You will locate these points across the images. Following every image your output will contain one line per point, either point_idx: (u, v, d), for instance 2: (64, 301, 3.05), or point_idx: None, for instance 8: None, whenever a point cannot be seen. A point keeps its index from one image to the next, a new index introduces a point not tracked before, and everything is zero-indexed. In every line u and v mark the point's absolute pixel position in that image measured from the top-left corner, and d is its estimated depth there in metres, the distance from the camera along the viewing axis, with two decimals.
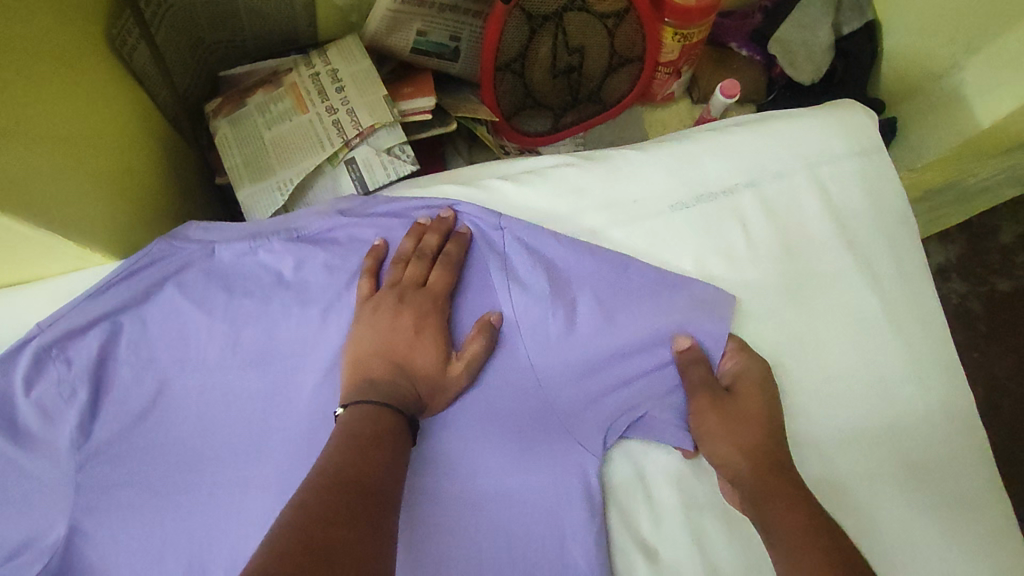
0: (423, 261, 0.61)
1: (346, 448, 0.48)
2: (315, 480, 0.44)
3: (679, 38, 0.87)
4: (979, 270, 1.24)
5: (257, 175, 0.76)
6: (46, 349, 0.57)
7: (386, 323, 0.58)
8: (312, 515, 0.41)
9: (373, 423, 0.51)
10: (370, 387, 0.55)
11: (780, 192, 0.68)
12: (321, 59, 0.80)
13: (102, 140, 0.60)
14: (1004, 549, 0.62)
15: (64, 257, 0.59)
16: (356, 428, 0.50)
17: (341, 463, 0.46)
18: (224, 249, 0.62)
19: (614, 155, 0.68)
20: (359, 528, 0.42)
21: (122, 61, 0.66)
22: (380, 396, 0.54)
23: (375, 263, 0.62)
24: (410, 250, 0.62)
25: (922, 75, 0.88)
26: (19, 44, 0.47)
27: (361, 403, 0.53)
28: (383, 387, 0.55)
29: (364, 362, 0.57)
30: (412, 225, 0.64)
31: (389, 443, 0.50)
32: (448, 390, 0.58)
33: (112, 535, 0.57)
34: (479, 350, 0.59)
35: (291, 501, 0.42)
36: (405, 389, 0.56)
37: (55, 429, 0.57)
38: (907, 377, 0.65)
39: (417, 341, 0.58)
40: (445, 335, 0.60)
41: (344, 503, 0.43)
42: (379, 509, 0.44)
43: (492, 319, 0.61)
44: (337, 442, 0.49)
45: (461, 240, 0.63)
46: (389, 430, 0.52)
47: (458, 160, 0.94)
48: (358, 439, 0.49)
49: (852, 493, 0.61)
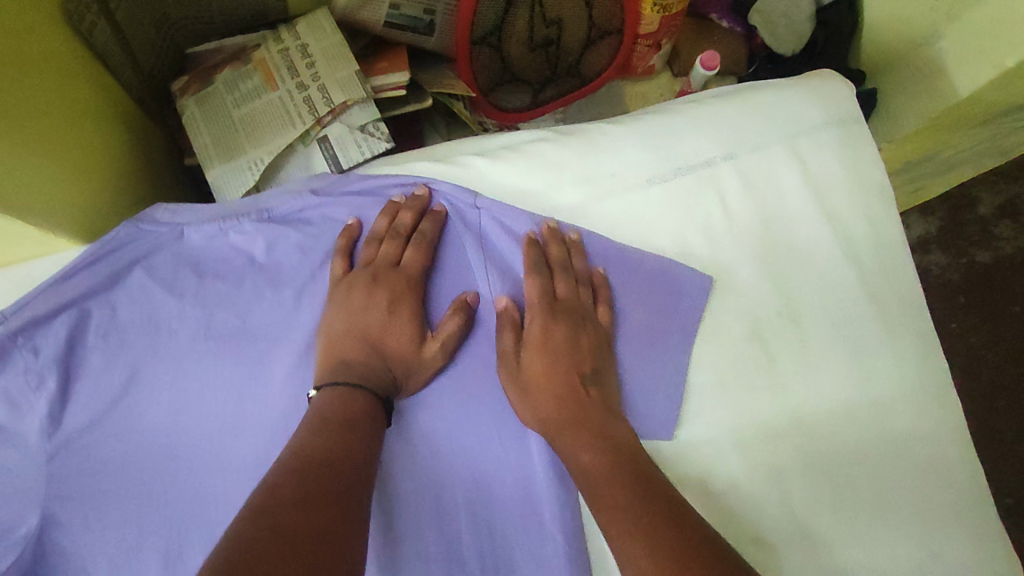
0: (398, 241, 0.61)
1: (320, 429, 0.48)
2: (288, 464, 0.44)
3: (658, 10, 0.85)
4: (959, 242, 1.24)
5: (226, 155, 0.74)
6: (11, 338, 0.56)
7: (360, 304, 0.58)
8: (282, 498, 0.41)
9: (348, 405, 0.51)
10: (345, 368, 0.55)
11: (757, 164, 0.67)
12: (290, 33, 0.77)
13: (59, 119, 0.58)
14: (974, 509, 0.63)
15: (28, 242, 0.58)
16: (329, 413, 0.50)
17: (313, 447, 0.46)
18: (193, 231, 0.61)
19: (591, 128, 0.67)
20: (330, 512, 0.41)
21: (81, 38, 0.63)
22: (354, 378, 0.54)
23: (348, 244, 0.61)
24: (385, 228, 0.61)
25: (904, 44, 0.87)
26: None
27: (335, 386, 0.53)
28: (357, 370, 0.55)
29: (338, 344, 0.57)
30: (387, 204, 0.63)
31: (363, 427, 0.50)
32: (424, 371, 0.58)
33: (86, 523, 0.56)
34: (455, 331, 0.59)
35: (263, 485, 0.42)
36: (381, 371, 0.56)
37: (24, 419, 0.56)
38: (882, 347, 0.66)
39: (391, 322, 0.58)
40: (421, 315, 0.60)
41: (316, 487, 0.42)
42: (352, 495, 0.44)
43: (468, 299, 0.61)
44: (312, 425, 0.49)
45: (436, 219, 0.62)
46: (363, 412, 0.51)
47: (436, 138, 0.93)
48: (331, 425, 0.49)
49: (829, 466, 0.62)
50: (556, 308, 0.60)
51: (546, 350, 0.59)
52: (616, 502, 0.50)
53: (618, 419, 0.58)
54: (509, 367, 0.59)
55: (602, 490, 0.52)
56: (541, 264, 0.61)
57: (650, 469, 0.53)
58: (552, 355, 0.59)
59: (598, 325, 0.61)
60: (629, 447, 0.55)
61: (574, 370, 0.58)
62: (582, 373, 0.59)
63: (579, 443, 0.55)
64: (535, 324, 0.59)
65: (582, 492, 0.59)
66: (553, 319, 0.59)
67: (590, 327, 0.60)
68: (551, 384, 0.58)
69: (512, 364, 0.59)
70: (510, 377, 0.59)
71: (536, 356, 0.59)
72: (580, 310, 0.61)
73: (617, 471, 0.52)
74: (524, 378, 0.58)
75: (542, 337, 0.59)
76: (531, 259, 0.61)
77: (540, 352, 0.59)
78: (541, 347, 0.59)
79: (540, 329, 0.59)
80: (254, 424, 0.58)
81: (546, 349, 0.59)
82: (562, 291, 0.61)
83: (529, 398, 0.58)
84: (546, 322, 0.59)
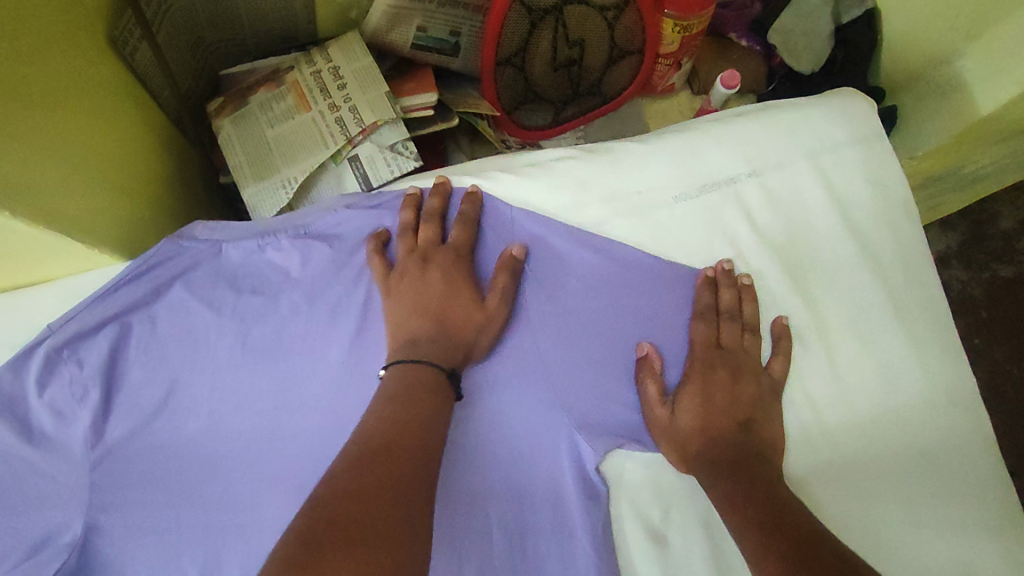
0: (434, 223, 0.62)
1: (387, 407, 0.49)
2: (351, 451, 0.45)
3: (679, 29, 0.87)
4: (980, 257, 1.24)
5: (261, 173, 0.76)
6: (57, 350, 0.58)
7: (417, 285, 0.59)
8: (344, 490, 0.41)
9: (411, 377, 0.53)
10: (414, 345, 0.56)
11: (782, 181, 0.68)
12: (322, 55, 0.80)
13: (102, 138, 0.60)
14: (1007, 527, 0.63)
15: (73, 258, 0.60)
16: (394, 388, 0.51)
17: (379, 428, 0.47)
18: (231, 248, 0.63)
19: (616, 147, 0.68)
20: (390, 496, 0.42)
21: (124, 60, 0.66)
22: (422, 352, 0.55)
23: (382, 245, 0.62)
24: (413, 220, 0.63)
25: (923, 62, 0.88)
26: (10, 39, 0.47)
27: (400, 363, 0.54)
28: (422, 346, 0.56)
29: (404, 324, 0.58)
30: (404, 197, 0.64)
31: (430, 397, 0.52)
32: (490, 329, 0.60)
33: (129, 532, 0.57)
34: (507, 283, 0.61)
35: (328, 474, 0.43)
36: (450, 336, 0.57)
37: (70, 429, 0.58)
38: (911, 362, 0.66)
39: (450, 291, 0.59)
40: (473, 278, 0.61)
41: (379, 470, 0.43)
42: (416, 488, 0.44)
43: (515, 254, 0.62)
44: (376, 407, 0.49)
45: (474, 200, 0.64)
46: (430, 386, 0.53)
47: (459, 154, 0.95)
48: (398, 400, 0.50)
49: (859, 481, 0.62)
50: (715, 355, 0.62)
51: (700, 399, 0.60)
52: (766, 543, 0.52)
53: (773, 467, 0.58)
54: (662, 417, 0.61)
55: (748, 531, 0.53)
56: (712, 310, 0.64)
57: (790, 503, 0.54)
58: (708, 403, 0.60)
59: (761, 375, 0.62)
60: (781, 493, 0.55)
61: (734, 414, 0.60)
62: (742, 418, 0.60)
63: (723, 485, 0.57)
64: (696, 372, 0.62)
65: (613, 503, 0.61)
66: (711, 366, 0.62)
67: (752, 376, 0.62)
68: (709, 431, 0.59)
69: (660, 415, 0.61)
70: (660, 429, 0.61)
71: (688, 403, 0.60)
72: (740, 358, 0.62)
73: (762, 509, 0.54)
74: (672, 433, 0.60)
75: (694, 385, 0.61)
76: (695, 306, 0.64)
77: (694, 398, 0.60)
78: (696, 396, 0.60)
79: (699, 378, 0.61)
80: (290, 437, 0.60)
81: (699, 398, 0.60)
82: (725, 337, 0.63)
83: (676, 441, 0.60)
84: (709, 368, 0.62)
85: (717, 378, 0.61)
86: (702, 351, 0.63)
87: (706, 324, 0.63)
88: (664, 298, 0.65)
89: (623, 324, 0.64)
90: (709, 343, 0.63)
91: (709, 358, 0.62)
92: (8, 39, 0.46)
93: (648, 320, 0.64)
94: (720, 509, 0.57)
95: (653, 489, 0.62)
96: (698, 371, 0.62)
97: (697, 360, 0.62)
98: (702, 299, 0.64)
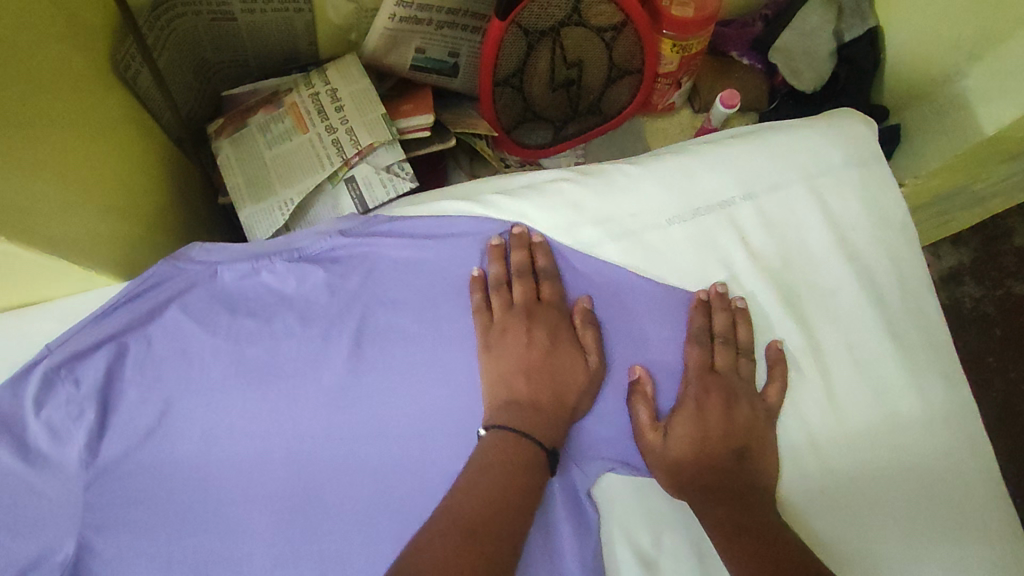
0: (528, 279, 0.63)
1: (481, 483, 0.53)
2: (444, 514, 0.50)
3: (678, 50, 0.87)
4: (994, 273, 1.22)
5: (259, 195, 0.77)
6: (55, 370, 0.59)
7: (518, 344, 0.60)
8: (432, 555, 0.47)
9: (509, 450, 0.55)
10: (518, 408, 0.58)
11: (778, 203, 0.68)
12: (320, 78, 0.81)
13: (103, 162, 0.61)
14: (1009, 557, 0.61)
15: (71, 279, 0.60)
16: (492, 455, 0.55)
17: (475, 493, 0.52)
18: (226, 270, 0.64)
19: (611, 169, 0.68)
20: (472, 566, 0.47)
21: (126, 84, 0.67)
22: (522, 424, 0.57)
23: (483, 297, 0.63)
24: (503, 273, 0.63)
25: (928, 81, 0.87)
26: (10, 69, 0.48)
27: (503, 428, 0.56)
28: (524, 410, 0.58)
29: (506, 381, 0.59)
30: (488, 248, 0.64)
31: (523, 465, 0.55)
32: (589, 386, 0.61)
33: (121, 551, 0.58)
34: (596, 337, 0.62)
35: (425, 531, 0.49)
36: (545, 398, 0.59)
37: (65, 448, 0.59)
38: (909, 387, 0.65)
39: (553, 352, 0.60)
40: (574, 337, 0.62)
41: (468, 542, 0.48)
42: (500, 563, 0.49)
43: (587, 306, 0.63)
44: (476, 470, 0.54)
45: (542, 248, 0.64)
46: (526, 462, 0.55)
47: (459, 173, 0.96)
48: (493, 462, 0.54)
49: (857, 509, 0.61)
50: (710, 379, 0.62)
51: (695, 425, 0.60)
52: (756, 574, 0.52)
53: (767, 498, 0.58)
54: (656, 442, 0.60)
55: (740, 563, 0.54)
56: (707, 334, 0.63)
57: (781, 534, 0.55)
58: (701, 428, 0.60)
59: (756, 401, 0.62)
60: (775, 526, 0.55)
61: (729, 441, 0.60)
62: (739, 446, 0.60)
63: (720, 512, 0.57)
64: (691, 395, 0.61)
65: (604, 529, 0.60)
66: (706, 391, 0.61)
67: (746, 402, 0.61)
68: (704, 458, 0.59)
69: (652, 438, 0.60)
70: (656, 454, 0.60)
71: (683, 429, 0.60)
72: (734, 382, 0.62)
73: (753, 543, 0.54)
74: (666, 460, 0.59)
75: (688, 411, 0.60)
76: (689, 328, 0.64)
77: (688, 423, 0.60)
78: (689, 422, 0.60)
79: (694, 403, 0.61)
80: (277, 458, 0.60)
81: (693, 424, 0.60)
82: (719, 362, 0.63)
83: (670, 467, 0.59)
84: (705, 393, 0.61)
85: (714, 403, 0.61)
86: (698, 377, 0.62)
87: (700, 347, 0.63)
88: (656, 323, 0.64)
89: (616, 348, 0.64)
90: (703, 368, 0.62)
91: (702, 383, 0.61)
92: (7, 69, 0.48)
93: (643, 344, 0.64)
94: (712, 537, 0.56)
95: (643, 514, 0.60)
96: (693, 397, 0.61)
97: (693, 384, 0.62)
98: (696, 320, 0.63)
